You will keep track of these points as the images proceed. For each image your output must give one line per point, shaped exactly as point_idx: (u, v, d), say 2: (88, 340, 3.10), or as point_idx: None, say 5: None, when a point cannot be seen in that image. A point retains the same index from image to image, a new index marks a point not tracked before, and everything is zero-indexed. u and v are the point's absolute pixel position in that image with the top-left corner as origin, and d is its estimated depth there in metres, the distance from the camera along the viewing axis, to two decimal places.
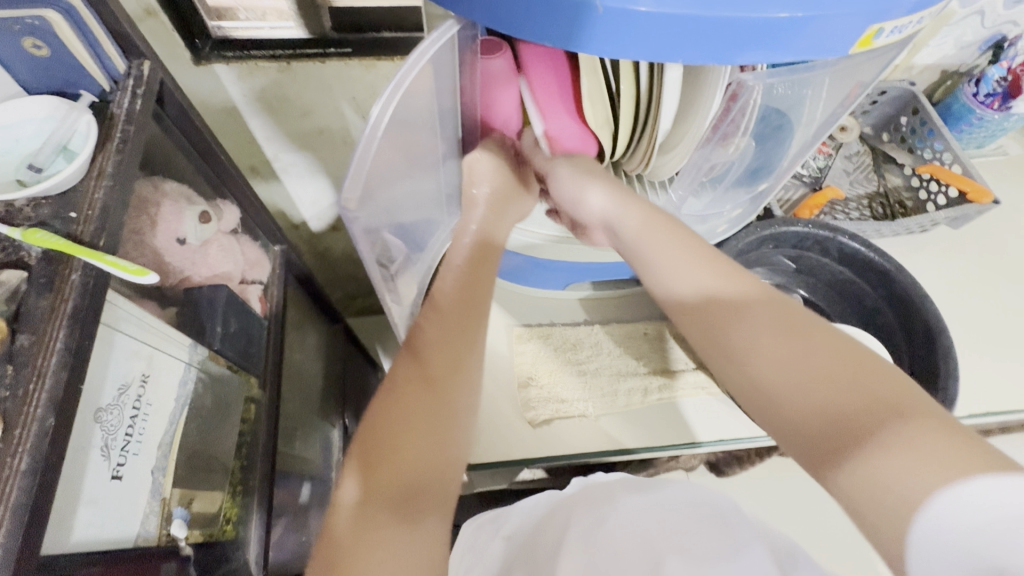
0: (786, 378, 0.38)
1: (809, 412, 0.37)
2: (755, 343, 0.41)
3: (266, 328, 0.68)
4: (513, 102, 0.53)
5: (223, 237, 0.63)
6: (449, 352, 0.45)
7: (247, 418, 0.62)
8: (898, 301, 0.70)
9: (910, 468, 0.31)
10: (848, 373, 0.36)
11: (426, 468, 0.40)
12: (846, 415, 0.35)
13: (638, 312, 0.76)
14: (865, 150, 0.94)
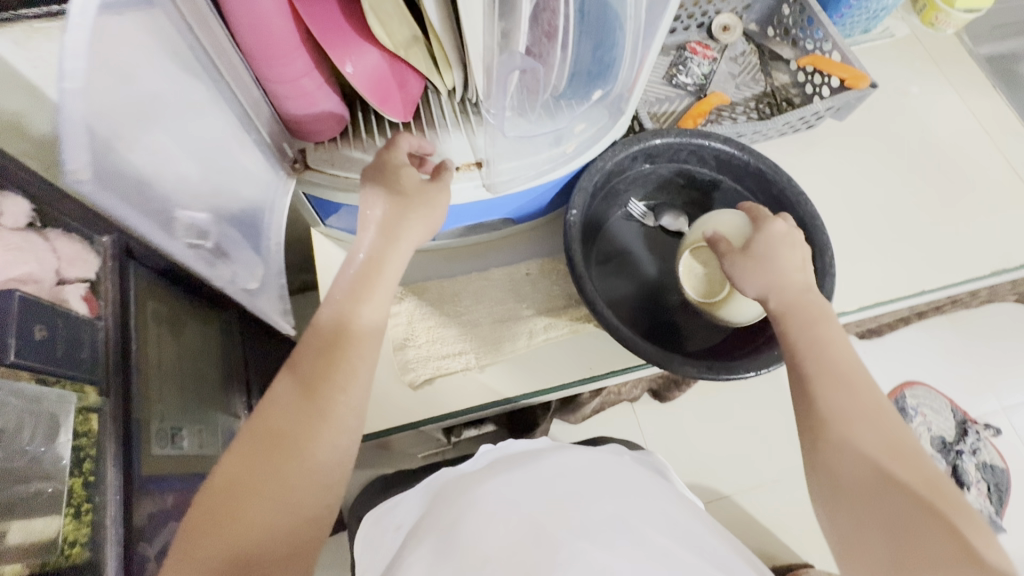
0: (848, 495, 0.45)
1: (862, 517, 0.44)
2: (832, 445, 0.47)
3: (100, 329, 0.61)
4: (292, 33, 0.46)
5: (10, 235, 0.55)
6: (307, 403, 0.47)
7: (86, 430, 0.56)
8: (777, 202, 0.68)
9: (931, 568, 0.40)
10: (896, 473, 0.45)
11: (275, 498, 0.44)
12: (896, 514, 0.43)
13: (518, 252, 0.71)
14: (752, 48, 0.89)
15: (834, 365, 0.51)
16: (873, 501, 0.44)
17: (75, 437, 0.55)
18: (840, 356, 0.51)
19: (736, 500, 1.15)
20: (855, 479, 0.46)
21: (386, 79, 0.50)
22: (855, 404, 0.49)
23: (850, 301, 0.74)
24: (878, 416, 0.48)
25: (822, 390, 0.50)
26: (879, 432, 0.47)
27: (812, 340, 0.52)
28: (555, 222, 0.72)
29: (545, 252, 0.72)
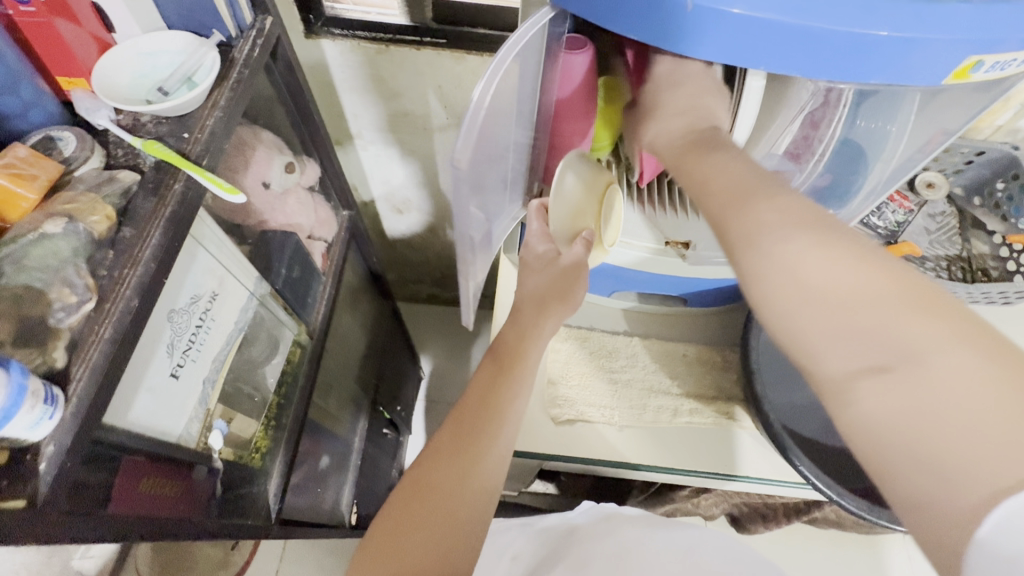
0: (828, 291, 0.32)
1: (858, 351, 0.31)
2: (791, 253, 0.34)
3: (323, 283, 0.72)
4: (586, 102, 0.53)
5: (301, 190, 0.68)
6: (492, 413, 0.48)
7: (291, 359, 0.66)
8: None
9: (981, 438, 0.27)
10: (910, 284, 0.31)
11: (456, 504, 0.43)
12: (891, 320, 0.30)
13: (679, 332, 0.75)
14: (953, 210, 0.88)
15: (816, 269, 0.33)
16: (860, 283, 0.32)
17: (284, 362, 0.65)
18: (751, 171, 0.40)
19: None
20: (818, 316, 0.33)
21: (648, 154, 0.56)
22: (778, 211, 0.36)
23: None
24: (879, 309, 0.31)
25: (825, 279, 0.32)
26: (883, 350, 0.30)
27: (715, 169, 0.41)
28: (721, 316, 0.76)
29: (706, 341, 0.74)
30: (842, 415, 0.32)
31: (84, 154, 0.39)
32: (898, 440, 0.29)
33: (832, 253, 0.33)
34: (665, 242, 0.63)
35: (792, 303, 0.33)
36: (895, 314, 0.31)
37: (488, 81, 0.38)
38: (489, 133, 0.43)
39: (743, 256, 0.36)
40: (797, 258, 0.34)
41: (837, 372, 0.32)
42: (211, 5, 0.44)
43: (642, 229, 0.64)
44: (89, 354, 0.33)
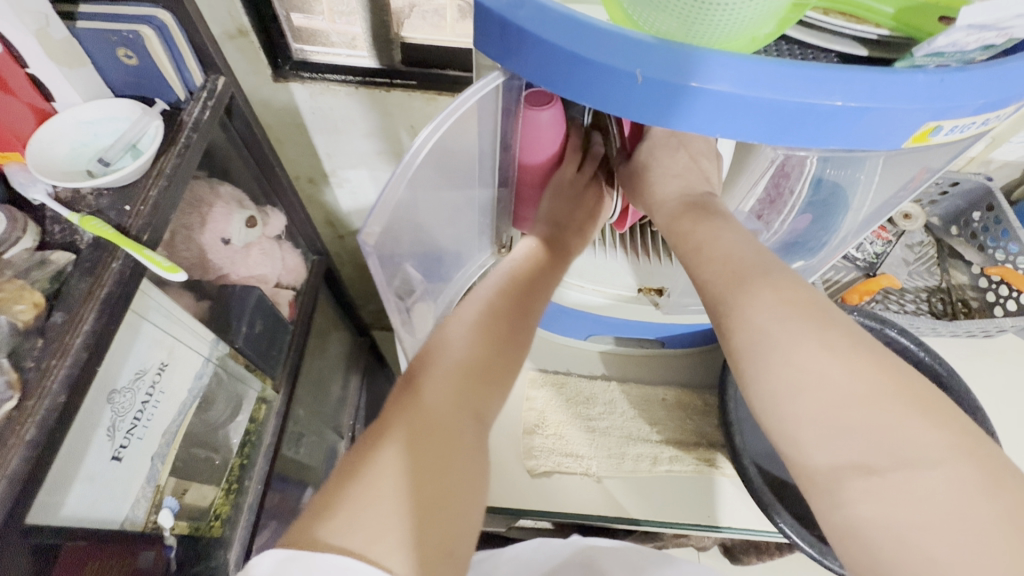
0: (827, 388, 0.32)
1: (851, 453, 0.31)
2: (791, 341, 0.34)
3: (290, 334, 0.70)
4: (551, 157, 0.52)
5: (265, 241, 0.66)
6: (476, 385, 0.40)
7: (256, 417, 0.64)
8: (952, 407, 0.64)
9: (971, 554, 0.27)
10: (906, 387, 0.32)
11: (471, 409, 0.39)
12: (889, 425, 0.30)
13: (658, 374, 0.74)
14: (930, 240, 0.89)
15: (804, 364, 0.33)
16: (858, 381, 0.32)
17: (247, 422, 0.63)
18: (749, 246, 0.40)
19: None
20: (813, 410, 0.32)
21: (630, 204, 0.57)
22: (777, 294, 0.36)
23: None
24: (873, 410, 0.31)
25: (807, 365, 0.33)
26: (872, 450, 0.30)
27: (711, 237, 0.41)
28: (702, 355, 0.75)
29: (685, 383, 0.73)
30: (829, 513, 0.32)
31: (14, 236, 0.37)
32: (883, 543, 0.29)
33: (822, 343, 0.33)
34: (638, 290, 0.63)
35: (778, 390, 0.33)
36: (882, 414, 0.31)
37: (429, 131, 0.41)
38: (426, 179, 0.46)
39: (737, 334, 0.36)
40: (787, 345, 0.34)
41: (818, 464, 0.32)
42: (157, 72, 0.43)
43: (613, 275, 0.63)
44: (6, 461, 0.30)
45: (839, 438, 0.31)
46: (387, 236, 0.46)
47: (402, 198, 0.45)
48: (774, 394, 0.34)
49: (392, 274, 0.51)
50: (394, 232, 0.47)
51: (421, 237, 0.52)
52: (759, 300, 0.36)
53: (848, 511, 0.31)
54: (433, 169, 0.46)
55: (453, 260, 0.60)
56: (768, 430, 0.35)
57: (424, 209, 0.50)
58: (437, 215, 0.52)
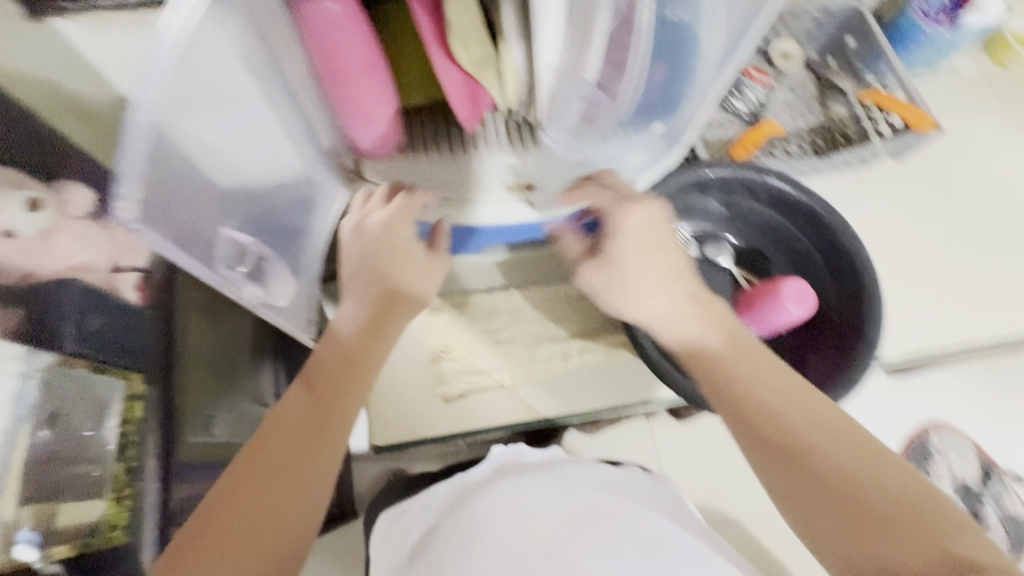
0: (754, 381, 0.49)
1: (803, 422, 0.46)
2: (760, 379, 0.49)
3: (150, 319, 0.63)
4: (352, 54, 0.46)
5: (73, 223, 0.57)
6: (333, 389, 0.51)
7: (131, 417, 0.58)
8: (829, 245, 0.68)
9: (846, 455, 0.44)
10: (812, 406, 0.47)
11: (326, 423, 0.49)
12: (827, 427, 0.45)
13: (559, 271, 0.72)
14: (810, 76, 0.85)
15: (778, 415, 0.46)
16: (801, 422, 0.46)
17: (119, 423, 0.57)
18: (687, 301, 0.54)
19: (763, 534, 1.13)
20: (770, 398, 0.47)
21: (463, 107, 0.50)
22: (733, 355, 0.51)
23: (893, 350, 0.73)
24: (798, 402, 0.47)
25: (805, 451, 0.44)
26: (813, 419, 0.46)
27: (638, 251, 0.55)
28: None
29: None
30: (811, 460, 0.44)
31: None
32: (818, 462, 0.44)
33: (806, 403, 0.47)
34: (506, 189, 0.58)
35: (760, 411, 0.47)
36: (807, 416, 0.46)
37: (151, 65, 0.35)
38: (197, 107, 0.41)
39: (656, 324, 0.55)
40: (749, 371, 0.49)
41: (798, 436, 0.45)
42: None
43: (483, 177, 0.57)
44: None
45: (793, 438, 0.45)
46: (161, 198, 0.39)
47: (170, 135, 0.39)
48: (750, 400, 0.48)
49: (202, 240, 0.45)
50: (179, 174, 0.41)
51: (221, 197, 0.47)
52: (720, 340, 0.52)
53: (818, 465, 0.44)
54: (195, 93, 0.39)
55: (292, 205, 0.58)
56: (768, 435, 0.46)
57: (217, 144, 0.45)
58: (237, 147, 0.48)
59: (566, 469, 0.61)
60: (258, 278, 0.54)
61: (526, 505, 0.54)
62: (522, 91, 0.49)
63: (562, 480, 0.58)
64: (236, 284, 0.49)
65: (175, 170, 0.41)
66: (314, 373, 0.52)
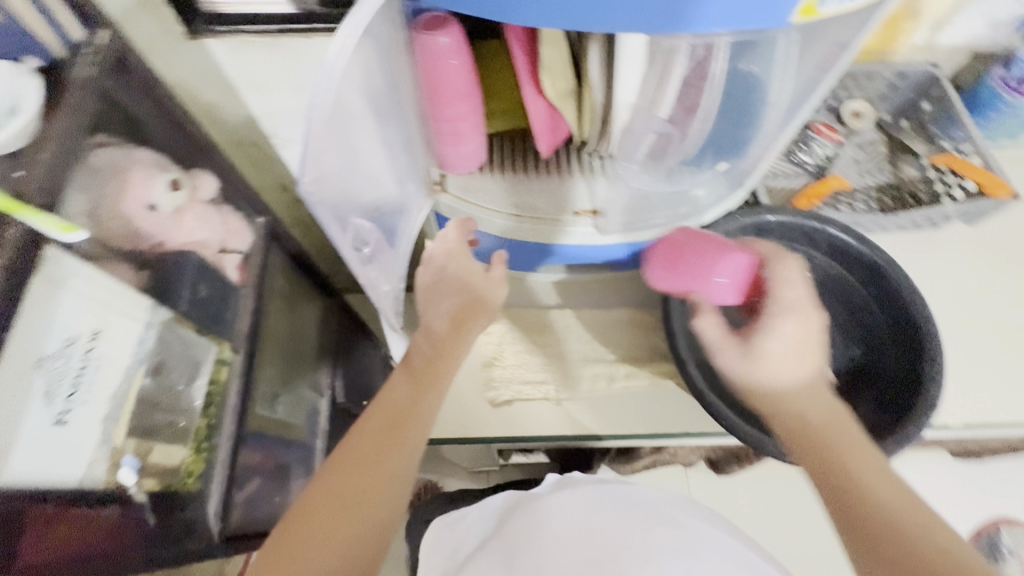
0: (869, 463, 0.43)
1: (881, 494, 0.41)
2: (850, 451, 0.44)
3: (243, 296, 0.71)
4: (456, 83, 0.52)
5: (199, 205, 0.65)
6: (428, 383, 0.54)
7: (217, 379, 0.65)
8: (890, 301, 0.68)
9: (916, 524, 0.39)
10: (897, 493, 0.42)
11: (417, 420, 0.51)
12: (909, 499, 0.41)
13: (613, 298, 0.75)
14: (881, 136, 0.86)
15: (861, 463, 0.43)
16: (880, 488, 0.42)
17: (208, 384, 0.64)
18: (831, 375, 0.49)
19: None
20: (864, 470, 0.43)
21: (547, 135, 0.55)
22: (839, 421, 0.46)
23: (954, 415, 0.70)
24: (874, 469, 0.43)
25: (857, 488, 0.42)
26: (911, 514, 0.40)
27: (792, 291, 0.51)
28: None
29: (639, 304, 0.74)
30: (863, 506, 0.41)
31: None
32: (885, 519, 0.40)
33: (837, 469, 0.43)
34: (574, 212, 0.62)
35: (864, 466, 0.43)
36: (890, 483, 0.42)
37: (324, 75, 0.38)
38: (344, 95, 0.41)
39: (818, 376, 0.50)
40: (847, 440, 0.45)
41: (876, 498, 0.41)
42: None
43: (550, 200, 0.63)
44: None
45: (880, 499, 0.41)
46: (323, 170, 0.42)
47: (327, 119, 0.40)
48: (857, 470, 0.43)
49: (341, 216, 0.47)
50: (328, 158, 0.42)
51: (351, 188, 0.49)
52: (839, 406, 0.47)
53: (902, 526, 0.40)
54: (354, 102, 0.43)
55: (393, 207, 0.58)
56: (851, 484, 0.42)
57: (361, 156, 0.48)
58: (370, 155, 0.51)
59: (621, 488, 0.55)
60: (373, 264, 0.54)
61: (586, 515, 0.49)
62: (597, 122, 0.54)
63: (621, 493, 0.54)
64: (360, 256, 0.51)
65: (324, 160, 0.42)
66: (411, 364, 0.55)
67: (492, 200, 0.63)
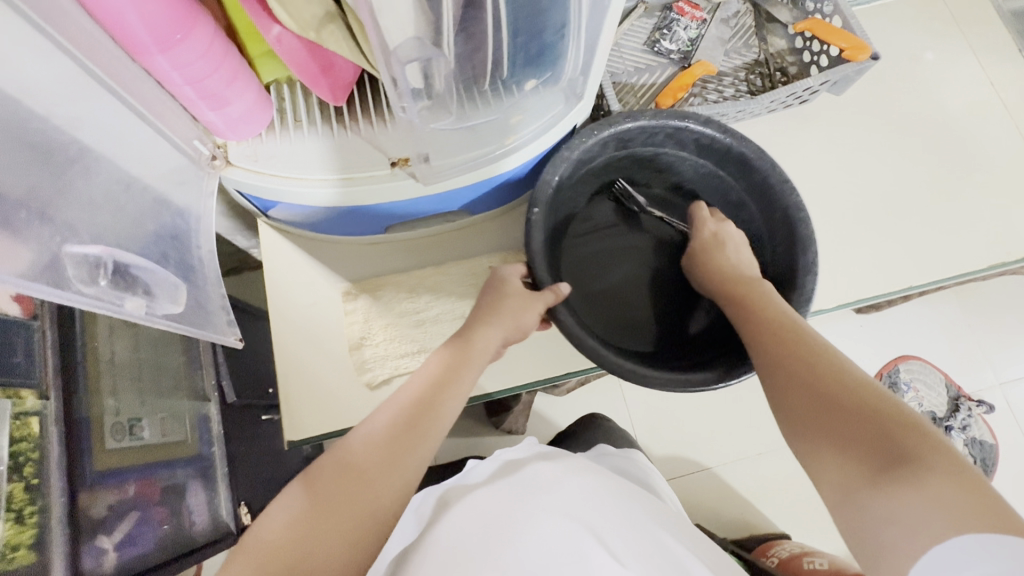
0: (894, 474, 0.40)
1: (879, 497, 0.39)
2: (856, 434, 0.43)
3: (39, 331, 0.60)
4: (156, 24, 0.39)
5: None
6: (394, 452, 0.50)
7: (26, 434, 0.56)
8: (762, 193, 0.64)
9: (922, 527, 0.36)
10: (928, 442, 0.40)
11: (374, 495, 0.47)
12: (898, 487, 0.39)
13: (477, 246, 0.68)
14: (747, 8, 0.80)
15: (859, 446, 0.42)
16: (901, 458, 0.40)
17: (14, 441, 0.55)
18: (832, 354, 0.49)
19: (718, 471, 1.31)
20: (878, 503, 0.39)
21: (317, 76, 0.44)
22: (861, 415, 0.43)
23: (831, 297, 0.71)
24: (904, 439, 0.41)
25: (875, 419, 0.43)
26: (914, 473, 0.39)
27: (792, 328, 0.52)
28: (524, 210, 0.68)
29: (508, 248, 0.69)
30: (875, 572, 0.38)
31: None
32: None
33: (873, 408, 0.44)
34: (391, 163, 0.52)
35: (878, 511, 0.39)
36: (932, 455, 0.39)
37: None
38: (61, 76, 0.37)
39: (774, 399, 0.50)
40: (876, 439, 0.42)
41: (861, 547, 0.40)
42: None
43: (360, 154, 0.52)
44: None
45: (833, 463, 0.43)
46: None
47: (34, 109, 0.36)
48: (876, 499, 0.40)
49: (46, 262, 0.38)
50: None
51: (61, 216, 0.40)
52: (825, 380, 0.47)
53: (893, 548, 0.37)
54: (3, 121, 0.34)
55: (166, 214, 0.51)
56: (815, 440, 0.45)
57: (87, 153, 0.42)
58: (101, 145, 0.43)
59: (535, 472, 0.55)
60: (140, 292, 0.46)
61: (483, 520, 0.49)
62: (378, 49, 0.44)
63: (518, 484, 0.53)
64: (116, 301, 0.43)
65: (53, 168, 0.39)
66: (333, 466, 0.49)
67: (283, 165, 0.52)
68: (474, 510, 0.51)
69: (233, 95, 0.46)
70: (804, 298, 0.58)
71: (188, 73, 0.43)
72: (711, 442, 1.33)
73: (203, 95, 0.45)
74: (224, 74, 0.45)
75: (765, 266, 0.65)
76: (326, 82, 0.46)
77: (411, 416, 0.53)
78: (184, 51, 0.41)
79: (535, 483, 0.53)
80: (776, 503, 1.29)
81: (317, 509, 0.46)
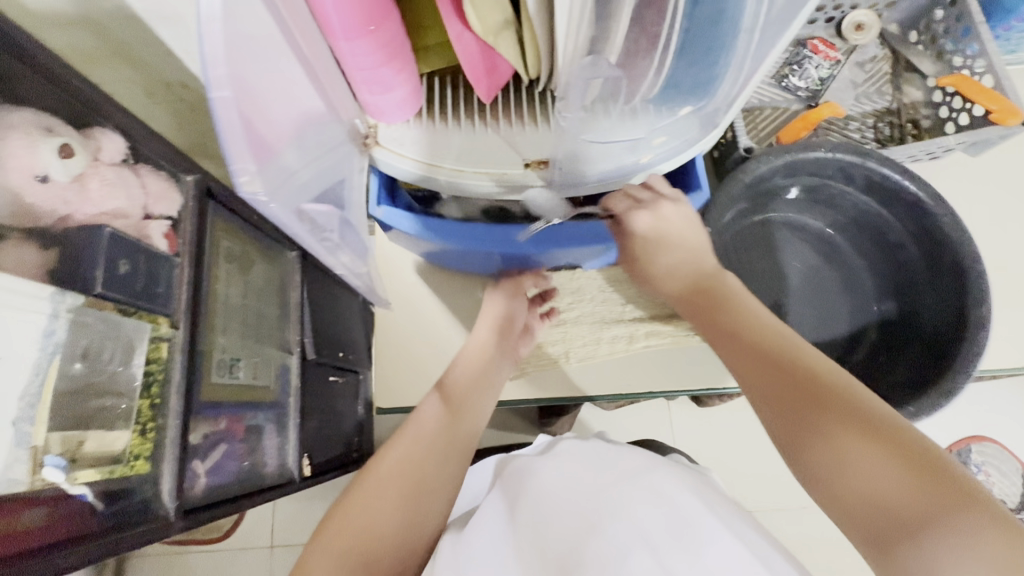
0: (904, 492, 0.37)
1: (901, 514, 0.36)
2: (861, 449, 0.39)
3: (177, 266, 0.63)
4: (357, 15, 0.42)
5: (104, 169, 0.60)
6: (482, 387, 0.60)
7: (156, 357, 0.61)
8: (930, 239, 0.63)
9: (960, 556, 0.33)
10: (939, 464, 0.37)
11: (472, 423, 0.58)
12: (918, 508, 0.36)
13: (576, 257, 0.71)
14: (885, 54, 0.78)
15: (869, 460, 0.39)
16: (913, 483, 0.37)
17: (145, 363, 0.60)
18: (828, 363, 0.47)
19: (755, 516, 1.27)
20: (896, 525, 0.36)
21: (479, 72, 0.47)
22: (868, 432, 0.40)
23: None
24: (912, 458, 0.38)
25: (879, 435, 0.40)
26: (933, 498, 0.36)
27: (762, 334, 0.50)
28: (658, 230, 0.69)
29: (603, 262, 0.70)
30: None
31: None
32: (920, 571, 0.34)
33: (876, 424, 0.41)
34: (524, 164, 0.55)
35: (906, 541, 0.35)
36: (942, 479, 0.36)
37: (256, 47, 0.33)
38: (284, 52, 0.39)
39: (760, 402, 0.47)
40: (883, 455, 0.39)
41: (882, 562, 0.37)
42: None
43: (500, 152, 0.55)
44: None
45: (829, 478, 0.40)
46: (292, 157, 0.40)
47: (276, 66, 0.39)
48: (900, 519, 0.36)
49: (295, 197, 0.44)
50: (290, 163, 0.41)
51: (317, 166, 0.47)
52: (813, 389, 0.44)
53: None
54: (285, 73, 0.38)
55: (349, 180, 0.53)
56: (809, 447, 0.42)
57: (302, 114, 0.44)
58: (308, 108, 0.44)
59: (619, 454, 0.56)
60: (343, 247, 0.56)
61: (577, 482, 0.51)
62: (543, 55, 0.46)
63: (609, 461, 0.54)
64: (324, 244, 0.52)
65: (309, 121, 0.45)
66: (443, 392, 0.59)
67: (428, 151, 0.55)
68: (572, 466, 0.54)
69: (397, 83, 0.50)
70: (973, 351, 0.56)
71: (368, 60, 0.46)
72: (752, 485, 1.29)
73: (373, 81, 0.48)
74: (395, 64, 0.48)
75: (923, 314, 0.64)
76: (485, 81, 0.49)
77: (491, 362, 0.62)
78: (372, 39, 0.44)
79: (625, 460, 0.55)
80: (812, 561, 1.24)
81: (440, 437, 0.55)
